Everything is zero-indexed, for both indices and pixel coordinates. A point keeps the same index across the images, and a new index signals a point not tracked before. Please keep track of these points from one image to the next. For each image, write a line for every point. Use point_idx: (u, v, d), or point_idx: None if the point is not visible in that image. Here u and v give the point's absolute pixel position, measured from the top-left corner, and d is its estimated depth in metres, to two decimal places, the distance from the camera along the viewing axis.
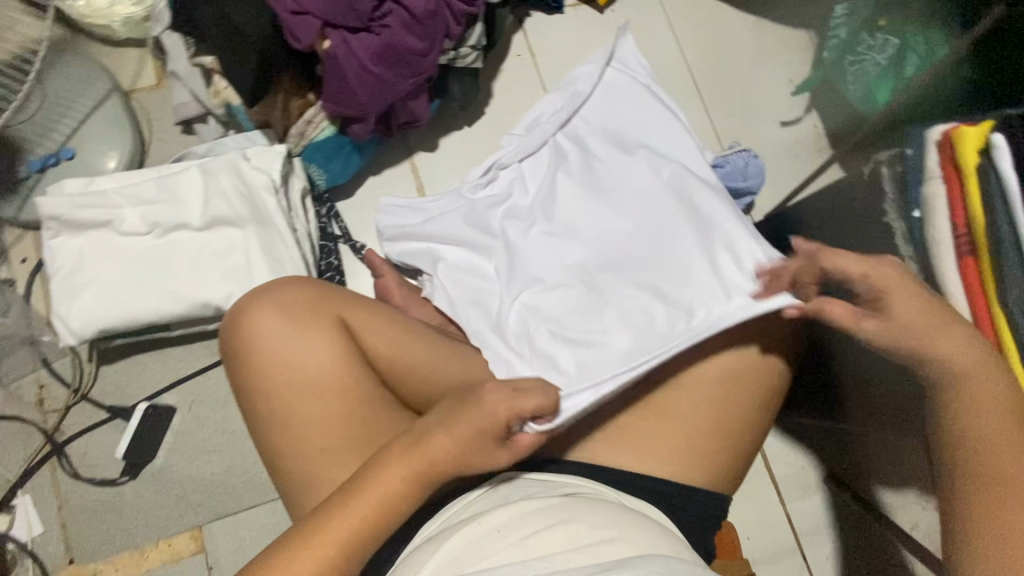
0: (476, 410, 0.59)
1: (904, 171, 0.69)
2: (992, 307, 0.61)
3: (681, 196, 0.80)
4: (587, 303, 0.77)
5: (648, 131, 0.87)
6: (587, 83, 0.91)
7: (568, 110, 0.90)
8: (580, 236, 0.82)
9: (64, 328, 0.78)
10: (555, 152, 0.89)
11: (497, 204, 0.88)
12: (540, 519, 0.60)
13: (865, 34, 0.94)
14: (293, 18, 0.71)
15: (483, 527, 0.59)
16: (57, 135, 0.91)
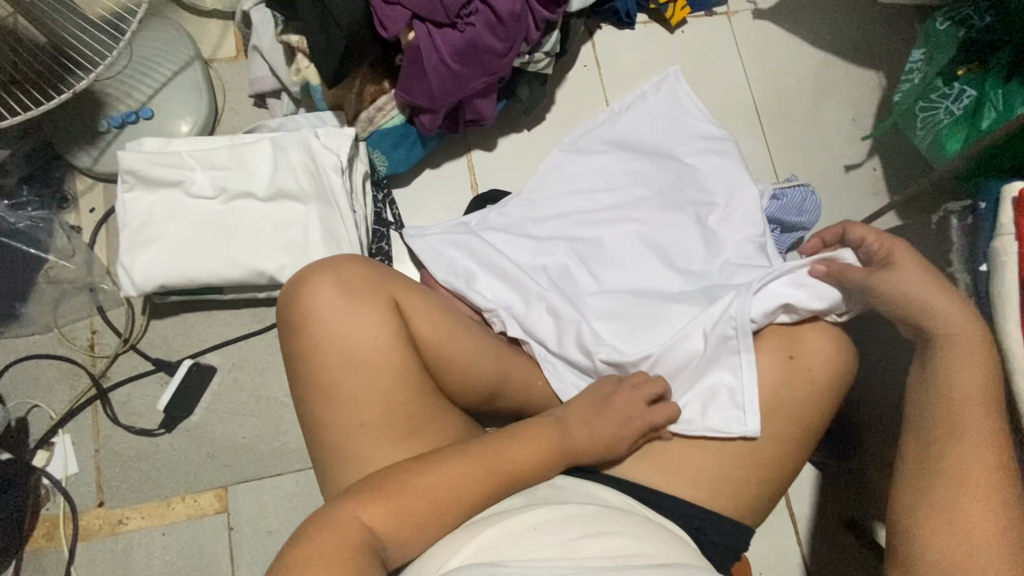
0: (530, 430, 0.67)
1: (975, 225, 0.68)
2: None
3: (723, 236, 0.91)
4: (640, 329, 0.84)
5: (693, 167, 0.98)
6: (636, 115, 1.05)
7: (617, 139, 1.03)
8: (627, 253, 0.91)
9: (126, 279, 0.81)
10: (609, 179, 0.99)
11: (546, 220, 0.96)
12: (574, 526, 0.60)
13: (941, 81, 0.93)
14: (384, 7, 0.74)
15: (520, 524, 0.60)
16: (139, 95, 0.94)
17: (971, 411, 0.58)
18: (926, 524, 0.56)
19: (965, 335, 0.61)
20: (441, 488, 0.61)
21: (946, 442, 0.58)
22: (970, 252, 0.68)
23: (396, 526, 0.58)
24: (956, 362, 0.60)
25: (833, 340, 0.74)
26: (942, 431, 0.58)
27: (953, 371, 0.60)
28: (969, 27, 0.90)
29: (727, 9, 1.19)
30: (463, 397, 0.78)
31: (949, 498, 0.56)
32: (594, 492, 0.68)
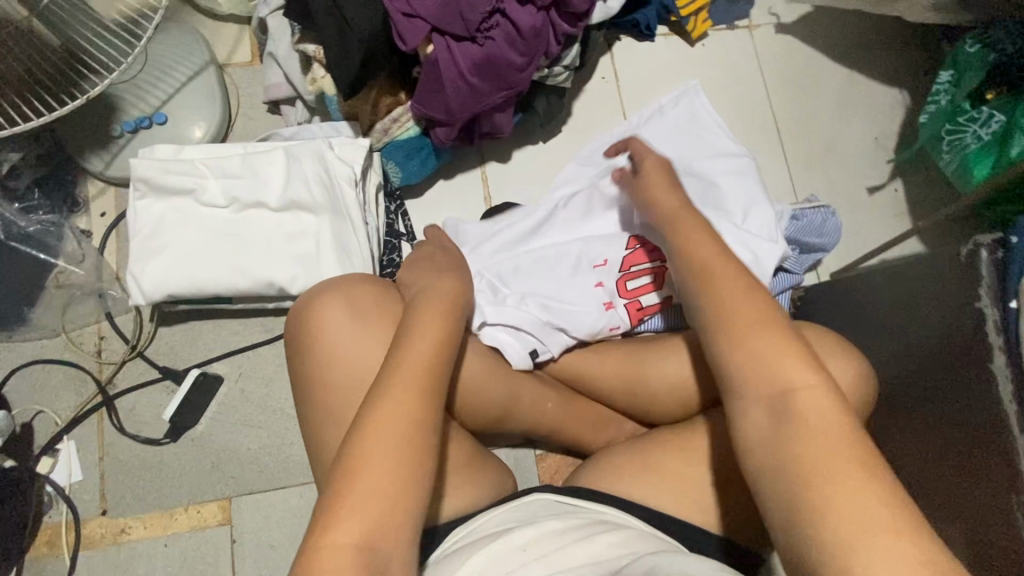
0: (403, 363, 0.58)
1: (1006, 259, 0.66)
2: None
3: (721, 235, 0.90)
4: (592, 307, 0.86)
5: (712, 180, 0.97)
6: (663, 117, 1.04)
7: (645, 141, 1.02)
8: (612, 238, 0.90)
9: (136, 288, 0.80)
10: None
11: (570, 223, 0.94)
12: (562, 539, 0.63)
13: (968, 104, 0.91)
14: (403, 20, 0.72)
15: (510, 546, 0.62)
16: (153, 99, 0.93)
17: (773, 354, 0.56)
18: (792, 491, 0.50)
19: (719, 267, 0.62)
20: (398, 442, 0.53)
21: (787, 394, 0.54)
22: (999, 287, 0.66)
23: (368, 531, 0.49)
24: (740, 308, 0.59)
25: (854, 371, 0.72)
26: (766, 380, 0.55)
27: (752, 354, 0.56)
28: (1000, 49, 0.88)
29: (749, 22, 1.16)
30: (469, 416, 0.78)
31: (823, 470, 0.50)
32: (594, 509, 0.69)
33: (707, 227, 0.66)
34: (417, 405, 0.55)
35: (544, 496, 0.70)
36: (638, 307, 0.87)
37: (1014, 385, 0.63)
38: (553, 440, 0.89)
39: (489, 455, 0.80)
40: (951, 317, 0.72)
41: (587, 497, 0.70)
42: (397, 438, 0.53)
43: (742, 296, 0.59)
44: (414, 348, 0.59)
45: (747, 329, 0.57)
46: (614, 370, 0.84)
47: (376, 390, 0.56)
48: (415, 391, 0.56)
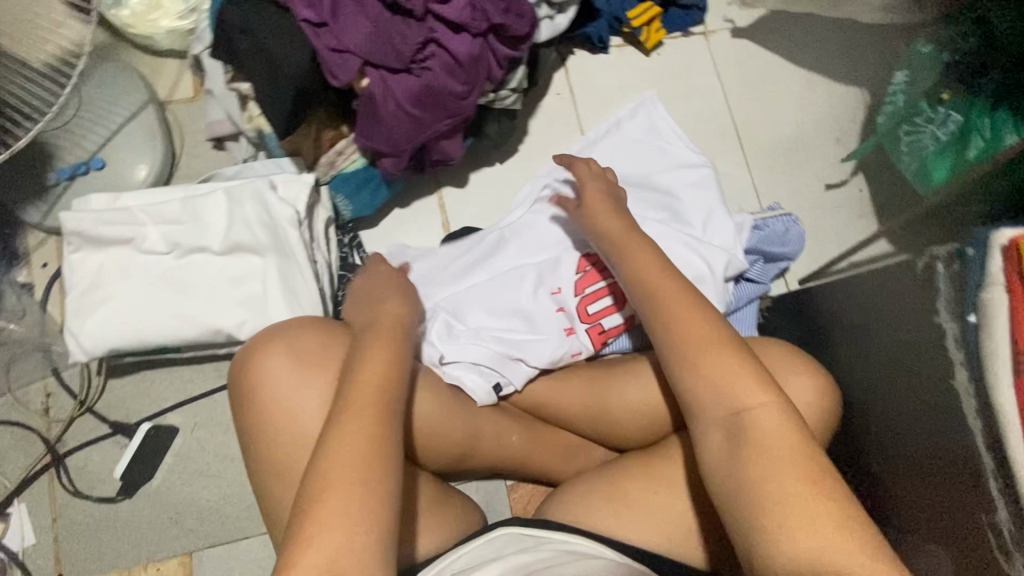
0: (358, 385, 0.54)
1: (962, 271, 0.64)
2: None
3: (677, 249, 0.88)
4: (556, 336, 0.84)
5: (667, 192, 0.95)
6: (611, 132, 1.03)
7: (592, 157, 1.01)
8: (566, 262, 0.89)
9: (75, 345, 0.77)
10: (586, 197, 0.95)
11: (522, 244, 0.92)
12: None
13: (926, 104, 0.90)
14: (333, 56, 0.69)
15: None
16: (89, 144, 0.90)
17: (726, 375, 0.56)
18: (747, 505, 0.51)
19: (663, 288, 0.63)
20: (357, 463, 0.50)
21: (741, 409, 0.54)
22: (958, 300, 0.64)
23: (336, 563, 0.46)
24: (689, 328, 0.59)
25: (817, 387, 0.71)
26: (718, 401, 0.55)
27: (697, 358, 0.57)
28: (956, 49, 0.84)
29: (704, 28, 1.15)
30: (430, 459, 0.75)
31: (778, 482, 0.50)
32: (558, 540, 0.66)
33: (651, 253, 0.67)
34: (373, 423, 0.52)
35: (516, 526, 0.68)
36: (601, 330, 0.87)
37: (976, 400, 0.61)
38: (523, 474, 0.86)
39: (455, 494, 0.77)
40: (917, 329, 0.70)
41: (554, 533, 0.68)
42: (358, 467, 0.50)
43: (691, 316, 0.59)
44: (365, 369, 0.56)
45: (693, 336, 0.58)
46: (579, 398, 0.81)
47: (339, 402, 0.54)
48: (375, 415, 0.53)
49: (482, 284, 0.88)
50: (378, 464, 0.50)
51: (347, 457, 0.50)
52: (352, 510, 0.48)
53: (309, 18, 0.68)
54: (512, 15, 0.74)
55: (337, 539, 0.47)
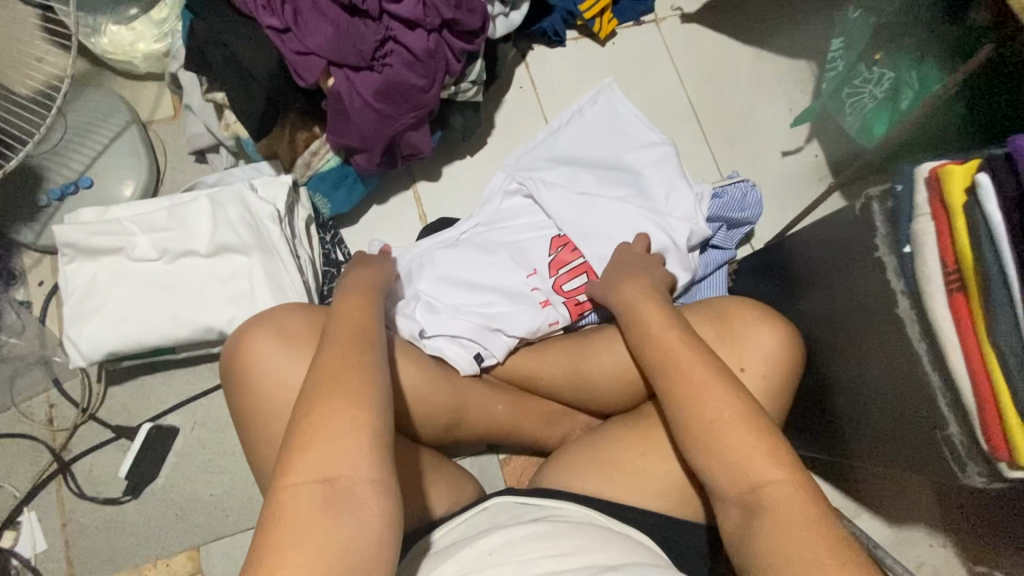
0: (341, 331, 0.57)
1: (895, 207, 0.68)
2: (988, 363, 0.58)
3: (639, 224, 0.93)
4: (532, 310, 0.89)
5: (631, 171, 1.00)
6: (573, 117, 1.08)
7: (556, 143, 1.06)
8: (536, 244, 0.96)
9: (74, 351, 0.81)
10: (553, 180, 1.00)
11: (495, 235, 0.97)
12: (529, 543, 0.60)
13: (863, 66, 0.94)
14: (299, 59, 0.74)
15: (475, 553, 0.60)
16: (77, 164, 0.95)
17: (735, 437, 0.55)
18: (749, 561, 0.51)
19: (670, 352, 0.63)
20: (346, 388, 0.51)
21: (748, 470, 0.54)
22: (894, 235, 0.69)
23: (323, 468, 0.47)
24: (697, 389, 0.58)
25: (778, 334, 0.75)
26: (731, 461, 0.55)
27: (692, 394, 0.58)
28: (879, 11, 0.89)
29: (655, 17, 1.21)
30: (419, 430, 0.78)
31: (769, 520, 0.51)
32: (554, 509, 0.67)
33: (657, 310, 0.69)
34: (358, 356, 0.54)
35: (513, 499, 0.70)
36: (577, 302, 0.92)
37: (919, 324, 0.66)
38: (513, 443, 0.90)
39: (446, 464, 0.81)
40: (861, 270, 0.75)
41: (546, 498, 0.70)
42: (345, 393, 0.51)
43: (702, 378, 0.59)
44: (343, 317, 0.60)
45: (685, 377, 0.60)
46: (557, 364, 0.86)
47: (322, 348, 0.56)
48: (356, 351, 0.55)
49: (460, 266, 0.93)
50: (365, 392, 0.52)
51: (334, 379, 0.51)
52: (346, 432, 0.49)
53: (273, 24, 0.72)
54: (462, 11, 0.79)
55: (328, 450, 0.48)
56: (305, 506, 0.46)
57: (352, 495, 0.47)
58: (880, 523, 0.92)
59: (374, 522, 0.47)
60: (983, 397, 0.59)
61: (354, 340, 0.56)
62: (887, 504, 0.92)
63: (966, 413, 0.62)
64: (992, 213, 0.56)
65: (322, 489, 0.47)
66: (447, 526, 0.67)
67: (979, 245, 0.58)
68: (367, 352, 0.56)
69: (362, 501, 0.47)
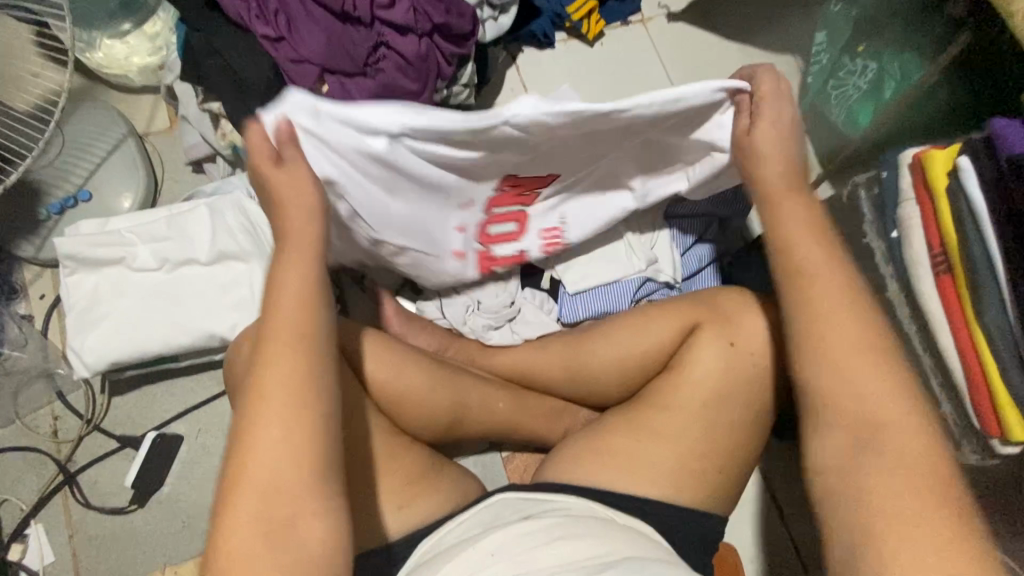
0: (281, 326, 0.51)
1: (881, 194, 0.70)
2: (979, 348, 0.60)
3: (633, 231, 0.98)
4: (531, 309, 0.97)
5: None
6: None
7: None
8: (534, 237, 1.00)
9: (78, 361, 0.82)
10: None
11: None
12: (532, 539, 0.61)
13: (846, 58, 0.96)
14: (291, 66, 0.75)
15: (479, 552, 0.61)
16: (76, 178, 0.96)
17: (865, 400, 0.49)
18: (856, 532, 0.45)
19: (817, 293, 0.52)
20: (291, 406, 0.48)
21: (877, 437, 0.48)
22: (881, 222, 0.70)
23: (275, 500, 0.46)
24: (844, 348, 0.51)
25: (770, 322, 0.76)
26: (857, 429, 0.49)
27: (833, 326, 0.51)
28: (858, 5, 0.92)
29: (642, 16, 1.23)
30: (421, 428, 0.79)
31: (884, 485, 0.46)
32: (559, 502, 0.68)
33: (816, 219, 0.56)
34: (308, 370, 0.50)
35: (517, 493, 0.71)
36: (489, 256, 0.84)
37: (910, 307, 0.67)
38: (516, 440, 0.90)
39: (448, 463, 0.81)
40: None
41: (551, 491, 0.70)
42: (284, 418, 0.48)
43: (846, 341, 0.51)
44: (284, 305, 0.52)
45: (826, 308, 0.52)
46: (556, 360, 0.87)
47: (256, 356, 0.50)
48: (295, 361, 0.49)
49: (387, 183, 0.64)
50: (310, 414, 0.49)
51: (280, 398, 0.48)
52: (284, 463, 0.47)
53: (267, 34, 0.74)
54: (452, 16, 0.81)
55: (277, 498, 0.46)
56: (249, 546, 0.45)
57: (295, 529, 0.46)
58: None
59: (325, 545, 0.47)
60: (974, 378, 0.61)
61: (293, 343, 0.50)
62: None
63: (958, 394, 0.63)
64: (975, 195, 0.58)
65: (265, 532, 0.45)
66: (452, 522, 0.68)
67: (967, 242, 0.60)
68: (306, 358, 0.50)
69: (304, 534, 0.46)
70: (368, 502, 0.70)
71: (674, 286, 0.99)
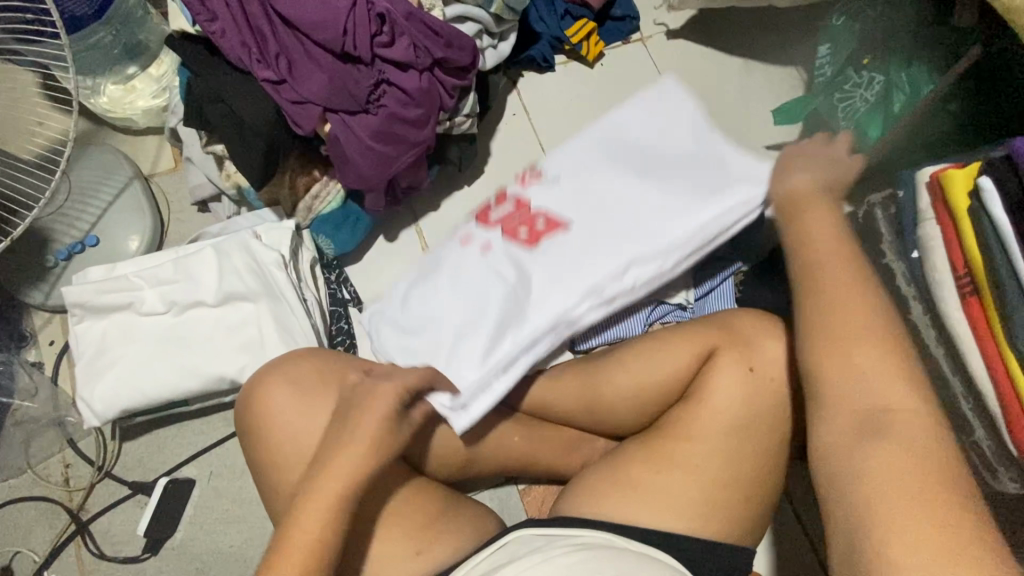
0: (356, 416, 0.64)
1: (900, 214, 0.68)
2: (1007, 359, 0.57)
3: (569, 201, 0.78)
4: None
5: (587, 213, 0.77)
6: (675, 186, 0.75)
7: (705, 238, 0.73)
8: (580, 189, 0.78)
9: (88, 410, 0.82)
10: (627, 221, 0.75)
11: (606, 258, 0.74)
12: (549, 567, 0.61)
13: (851, 70, 0.92)
14: (294, 107, 0.75)
15: None
16: (83, 223, 0.96)
17: (869, 386, 0.50)
18: (852, 531, 0.45)
19: (848, 317, 0.53)
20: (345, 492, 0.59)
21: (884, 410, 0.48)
22: (900, 242, 0.69)
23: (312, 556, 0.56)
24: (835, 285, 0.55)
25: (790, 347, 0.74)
26: (856, 387, 0.51)
27: (823, 321, 0.54)
28: (863, 17, 0.90)
29: (641, 35, 1.22)
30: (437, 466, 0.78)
31: (913, 535, 0.42)
32: (591, 534, 0.67)
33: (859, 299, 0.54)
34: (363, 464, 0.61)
35: (524, 526, 0.69)
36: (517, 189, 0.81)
37: (934, 329, 0.65)
38: (532, 474, 0.89)
39: (466, 501, 0.78)
40: None
41: (565, 524, 0.68)
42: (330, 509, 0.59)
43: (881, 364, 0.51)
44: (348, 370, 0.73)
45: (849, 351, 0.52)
46: (571, 392, 0.84)
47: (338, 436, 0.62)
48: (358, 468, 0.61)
49: (541, 270, 0.75)
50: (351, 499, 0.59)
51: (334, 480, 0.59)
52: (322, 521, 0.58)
53: (269, 77, 0.73)
54: (452, 49, 0.80)
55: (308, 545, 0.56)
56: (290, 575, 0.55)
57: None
58: None
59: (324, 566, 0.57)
60: (1008, 403, 0.58)
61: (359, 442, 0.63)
62: None
63: (991, 416, 0.61)
64: (999, 217, 0.55)
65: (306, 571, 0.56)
66: (459, 570, 0.65)
67: (996, 268, 0.57)
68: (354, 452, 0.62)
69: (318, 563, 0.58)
70: (387, 546, 0.68)
71: (686, 307, 0.99)
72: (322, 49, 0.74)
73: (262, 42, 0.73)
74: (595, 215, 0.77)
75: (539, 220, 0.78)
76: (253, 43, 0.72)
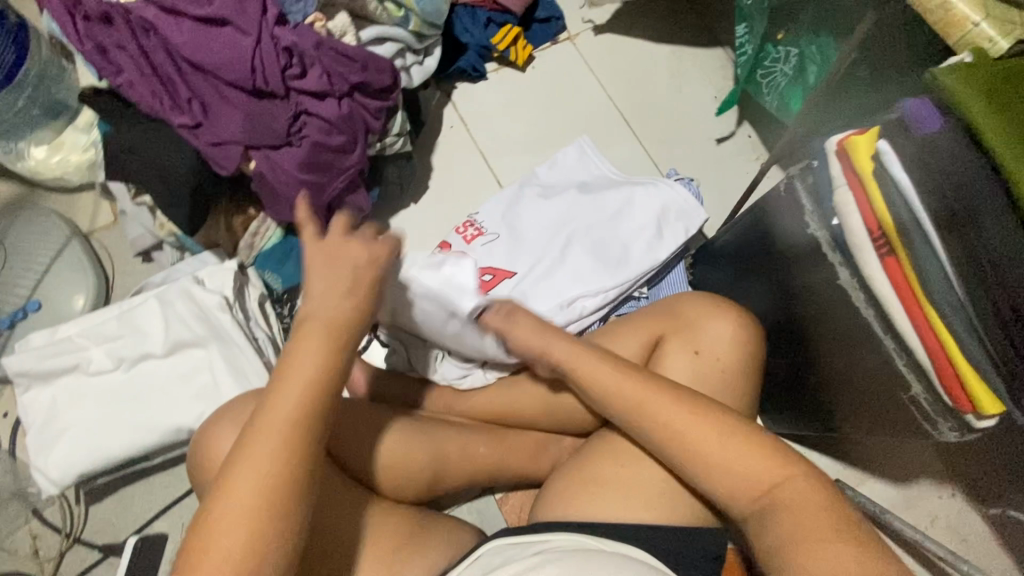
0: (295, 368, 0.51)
1: (817, 183, 0.68)
2: (927, 313, 0.59)
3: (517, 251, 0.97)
4: None
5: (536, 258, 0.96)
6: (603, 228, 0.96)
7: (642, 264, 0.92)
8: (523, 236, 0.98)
9: (45, 479, 0.80)
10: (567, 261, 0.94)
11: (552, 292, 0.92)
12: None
13: (769, 47, 0.95)
14: (214, 149, 0.74)
15: None
16: (24, 290, 0.94)
17: (729, 463, 0.59)
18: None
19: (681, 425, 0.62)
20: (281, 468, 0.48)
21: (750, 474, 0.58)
22: (821, 211, 0.68)
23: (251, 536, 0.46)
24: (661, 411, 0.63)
25: (733, 324, 0.76)
26: (723, 469, 0.60)
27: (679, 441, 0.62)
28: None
29: (568, 34, 1.24)
30: (402, 489, 0.78)
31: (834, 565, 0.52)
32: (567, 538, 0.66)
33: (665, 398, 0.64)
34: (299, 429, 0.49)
35: (499, 536, 0.68)
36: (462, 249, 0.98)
37: (862, 291, 0.66)
38: (505, 481, 0.89)
39: (439, 517, 0.78)
40: (785, 252, 0.76)
41: (539, 530, 0.68)
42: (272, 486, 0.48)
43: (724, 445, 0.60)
44: None
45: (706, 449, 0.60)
46: (531, 395, 0.85)
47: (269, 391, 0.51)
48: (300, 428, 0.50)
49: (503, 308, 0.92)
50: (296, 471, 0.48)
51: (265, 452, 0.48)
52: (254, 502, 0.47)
53: (184, 123, 0.73)
54: (370, 72, 0.81)
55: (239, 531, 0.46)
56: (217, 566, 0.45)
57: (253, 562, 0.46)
58: (887, 484, 0.99)
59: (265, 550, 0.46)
60: (933, 352, 0.60)
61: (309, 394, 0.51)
62: (891, 470, 1.00)
63: (923, 368, 0.63)
64: (900, 178, 0.57)
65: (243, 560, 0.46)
66: None
67: (904, 226, 0.58)
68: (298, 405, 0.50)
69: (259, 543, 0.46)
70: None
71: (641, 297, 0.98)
72: (234, 88, 0.73)
73: (172, 89, 0.73)
74: (534, 262, 0.95)
75: (488, 274, 0.95)
76: (163, 91, 0.72)
